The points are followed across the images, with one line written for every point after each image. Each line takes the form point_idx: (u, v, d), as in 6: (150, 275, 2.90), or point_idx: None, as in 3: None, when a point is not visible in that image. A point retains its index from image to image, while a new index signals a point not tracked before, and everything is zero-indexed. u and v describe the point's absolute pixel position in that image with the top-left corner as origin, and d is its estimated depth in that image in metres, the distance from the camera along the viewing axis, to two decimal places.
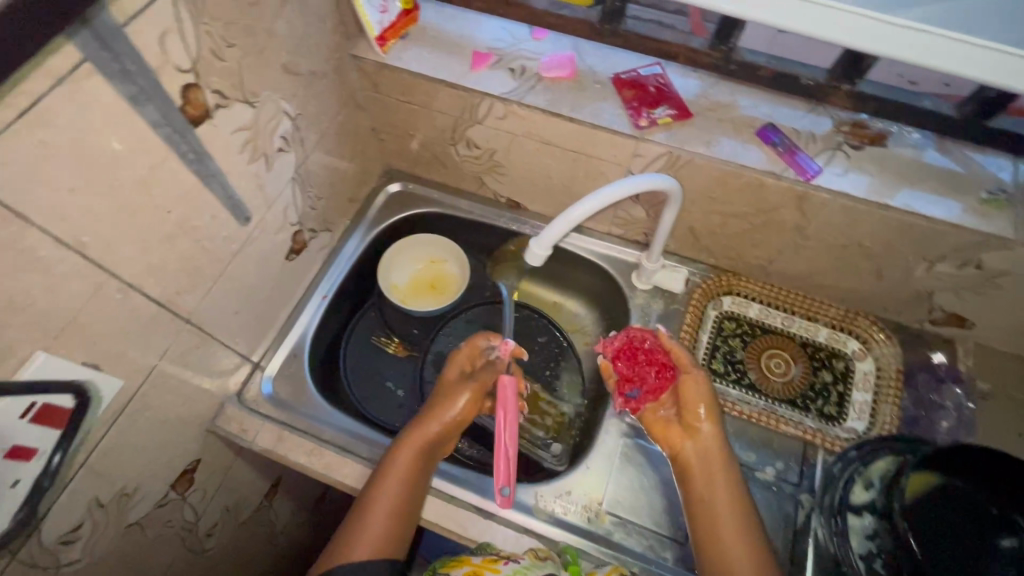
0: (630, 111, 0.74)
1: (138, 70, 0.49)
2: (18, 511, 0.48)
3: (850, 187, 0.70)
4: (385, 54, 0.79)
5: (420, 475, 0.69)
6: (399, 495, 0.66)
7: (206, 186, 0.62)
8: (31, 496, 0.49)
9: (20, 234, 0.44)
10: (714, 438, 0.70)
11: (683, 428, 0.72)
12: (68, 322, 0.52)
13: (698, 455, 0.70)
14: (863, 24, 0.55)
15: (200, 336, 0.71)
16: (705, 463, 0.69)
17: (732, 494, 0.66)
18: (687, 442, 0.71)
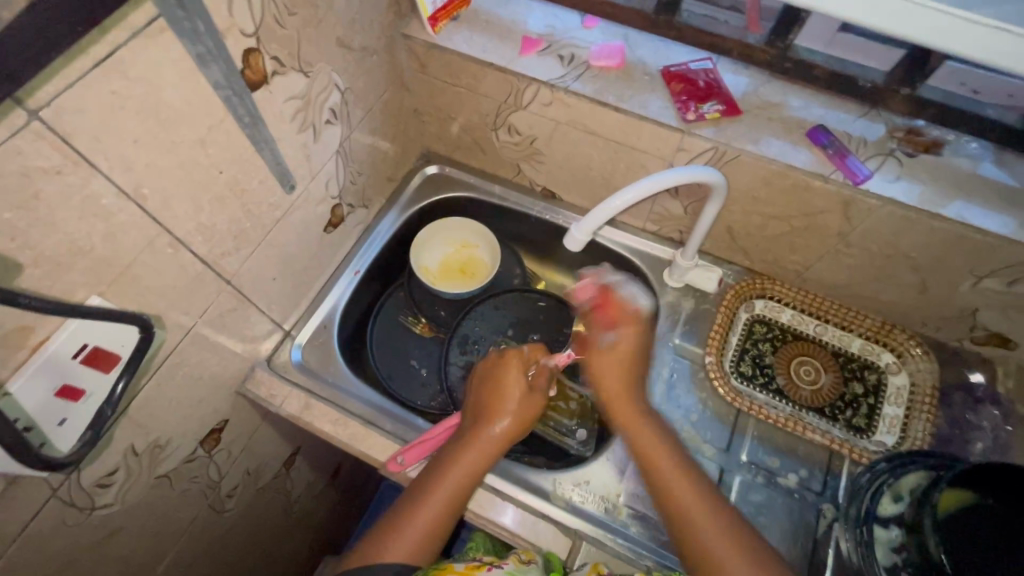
0: (678, 104, 0.74)
1: (206, 30, 0.50)
2: (87, 429, 0.53)
3: (900, 195, 0.68)
4: (436, 34, 0.80)
5: (465, 493, 0.66)
6: (443, 508, 0.64)
7: (257, 151, 0.63)
8: (96, 421, 0.53)
9: (87, 180, 0.46)
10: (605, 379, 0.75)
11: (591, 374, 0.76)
12: (122, 272, 0.53)
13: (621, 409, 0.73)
14: (934, 20, 0.55)
15: (239, 299, 0.73)
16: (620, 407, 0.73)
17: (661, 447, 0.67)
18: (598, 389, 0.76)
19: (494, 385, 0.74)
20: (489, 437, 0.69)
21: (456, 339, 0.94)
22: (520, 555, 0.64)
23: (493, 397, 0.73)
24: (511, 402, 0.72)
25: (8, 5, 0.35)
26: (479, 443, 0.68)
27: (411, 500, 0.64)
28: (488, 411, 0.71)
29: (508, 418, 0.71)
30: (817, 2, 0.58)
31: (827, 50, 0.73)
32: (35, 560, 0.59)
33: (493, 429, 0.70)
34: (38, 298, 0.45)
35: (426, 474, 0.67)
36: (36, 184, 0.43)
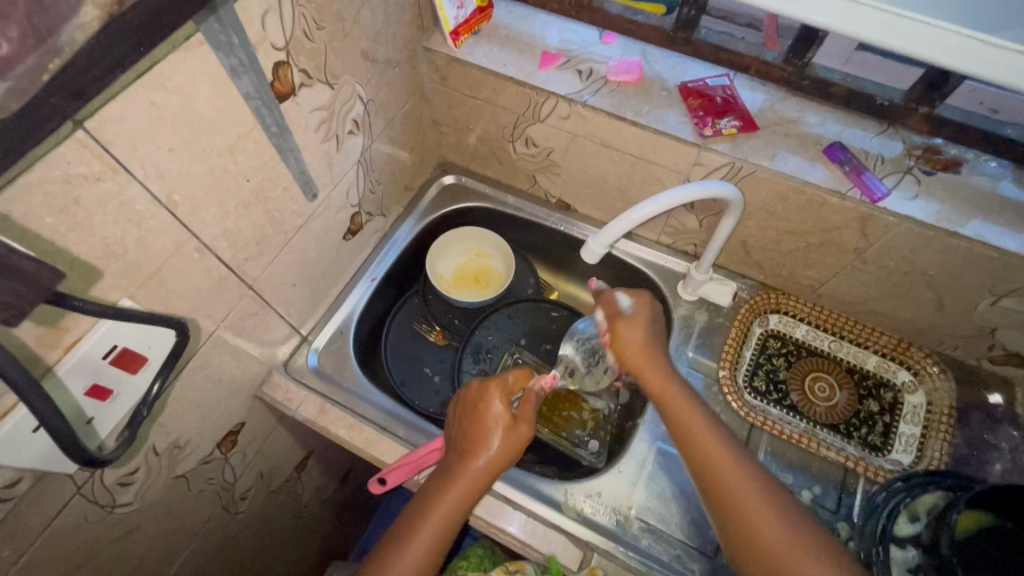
0: (695, 119, 0.75)
1: (240, 44, 0.52)
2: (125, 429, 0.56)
3: (918, 213, 0.68)
4: (457, 48, 0.81)
5: (459, 519, 0.64)
6: (436, 536, 0.63)
7: (283, 160, 0.65)
8: (133, 419, 0.57)
9: (123, 187, 0.48)
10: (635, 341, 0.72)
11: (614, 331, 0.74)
12: (151, 276, 0.55)
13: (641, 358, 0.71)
14: (955, 43, 0.56)
15: (260, 304, 0.74)
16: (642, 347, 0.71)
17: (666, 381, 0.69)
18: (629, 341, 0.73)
19: (475, 418, 0.68)
20: (470, 477, 0.65)
21: (470, 348, 0.95)
22: (507, 566, 0.73)
23: (473, 430, 0.68)
24: (493, 435, 0.67)
25: (84, 26, 0.38)
26: (467, 473, 0.65)
27: (399, 539, 0.63)
28: (469, 449, 0.66)
29: (490, 454, 0.66)
30: (829, 21, 0.58)
31: (844, 68, 0.74)
32: (57, 556, 0.60)
33: (474, 467, 0.65)
34: (88, 300, 0.47)
35: (412, 512, 0.65)
36: (77, 190, 0.44)
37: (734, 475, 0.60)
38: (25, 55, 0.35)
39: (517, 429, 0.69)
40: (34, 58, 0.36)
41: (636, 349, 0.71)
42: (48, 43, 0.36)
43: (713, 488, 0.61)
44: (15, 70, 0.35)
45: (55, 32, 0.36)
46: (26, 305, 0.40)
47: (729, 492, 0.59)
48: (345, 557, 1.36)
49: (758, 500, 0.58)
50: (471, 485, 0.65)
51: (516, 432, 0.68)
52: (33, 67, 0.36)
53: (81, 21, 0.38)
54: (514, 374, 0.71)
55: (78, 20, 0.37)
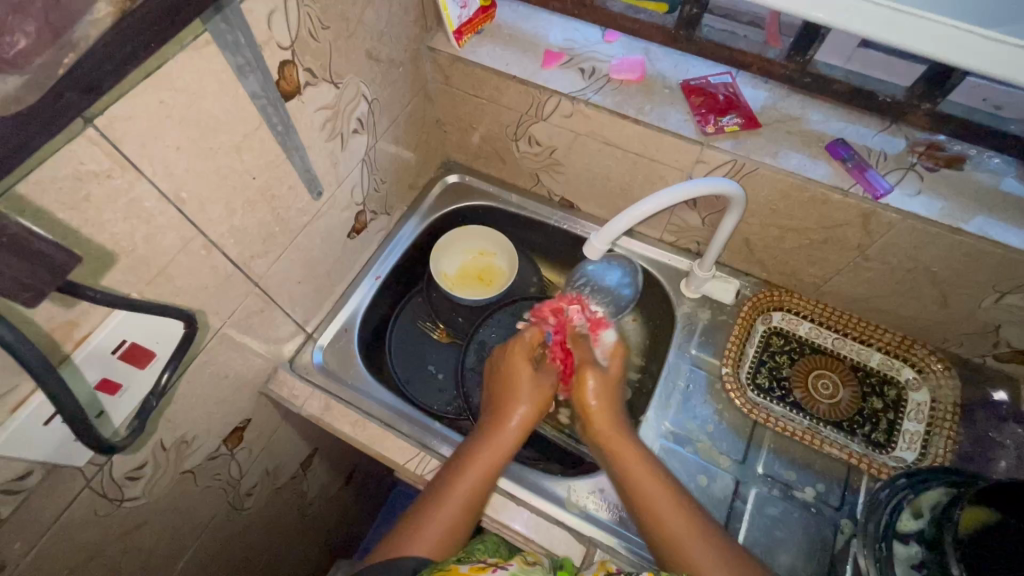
0: (697, 117, 0.75)
1: (247, 43, 0.52)
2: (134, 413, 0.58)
3: (921, 209, 0.68)
4: (461, 48, 0.82)
5: (493, 476, 0.66)
6: (469, 496, 0.64)
7: (288, 159, 0.66)
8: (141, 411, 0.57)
9: (132, 184, 0.49)
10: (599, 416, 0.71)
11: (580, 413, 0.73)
12: (159, 272, 0.56)
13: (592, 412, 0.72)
14: (957, 39, 0.56)
15: (266, 301, 0.75)
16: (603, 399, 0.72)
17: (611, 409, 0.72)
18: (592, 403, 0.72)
19: (503, 376, 0.74)
20: (501, 430, 0.69)
21: (473, 346, 0.96)
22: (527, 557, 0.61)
23: (506, 392, 0.73)
24: (525, 393, 0.72)
25: (97, 21, 0.38)
26: (502, 430, 0.69)
27: (430, 502, 0.63)
28: (502, 405, 0.72)
29: (524, 410, 0.71)
30: (831, 17, 0.58)
31: (846, 65, 0.74)
32: (66, 549, 0.61)
33: (508, 424, 0.70)
34: (99, 292, 0.48)
35: (444, 475, 0.66)
36: (89, 187, 0.45)
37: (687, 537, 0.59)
38: (42, 49, 0.36)
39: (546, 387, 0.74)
40: (50, 54, 0.36)
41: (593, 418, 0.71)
42: (64, 38, 0.37)
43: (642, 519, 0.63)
44: (32, 64, 0.36)
45: (69, 28, 0.37)
46: (46, 287, 0.40)
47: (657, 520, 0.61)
48: (350, 556, 1.37)
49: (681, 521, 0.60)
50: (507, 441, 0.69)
51: (547, 391, 0.74)
52: (49, 63, 0.37)
53: (94, 17, 0.38)
54: (530, 332, 0.77)
55: (92, 16, 0.38)
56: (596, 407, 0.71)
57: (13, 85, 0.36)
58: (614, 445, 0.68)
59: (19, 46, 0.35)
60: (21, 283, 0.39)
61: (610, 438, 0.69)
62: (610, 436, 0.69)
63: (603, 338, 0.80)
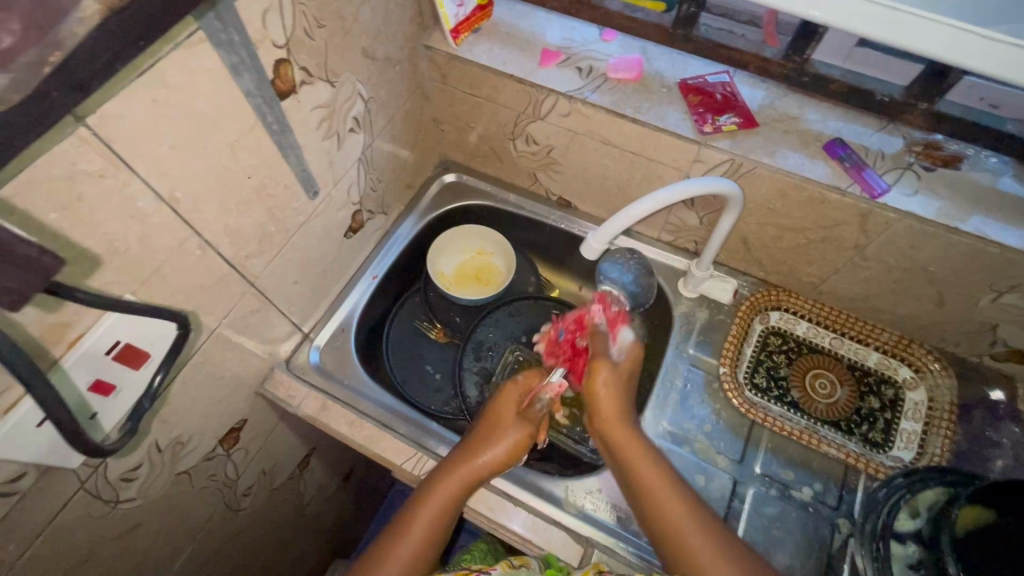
0: (695, 116, 0.75)
1: (241, 41, 0.52)
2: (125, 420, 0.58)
3: (919, 209, 0.68)
4: (457, 46, 0.82)
5: (456, 510, 0.65)
6: (430, 526, 0.63)
7: (284, 158, 0.65)
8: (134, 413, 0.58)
9: (125, 183, 0.48)
10: (609, 413, 0.70)
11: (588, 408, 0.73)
12: (154, 272, 0.55)
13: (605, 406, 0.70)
14: (957, 38, 0.56)
15: (262, 301, 0.75)
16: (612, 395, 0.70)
17: (619, 405, 0.70)
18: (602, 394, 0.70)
19: (489, 418, 0.72)
20: (472, 468, 0.66)
21: (471, 346, 0.96)
22: (511, 560, 0.66)
23: (486, 427, 0.71)
24: (503, 430, 0.70)
25: (84, 19, 0.38)
26: (470, 465, 0.67)
27: (395, 529, 0.63)
28: (477, 441, 0.69)
29: (497, 447, 0.68)
30: (831, 17, 0.58)
31: (844, 63, 0.73)
32: (61, 551, 0.61)
33: (477, 459, 0.67)
34: (89, 293, 0.47)
35: (410, 503, 0.65)
36: (80, 187, 0.45)
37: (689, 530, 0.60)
38: (26, 47, 0.35)
39: (530, 425, 0.71)
40: (35, 51, 0.36)
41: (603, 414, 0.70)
42: (51, 35, 0.36)
43: (653, 521, 0.63)
44: (16, 63, 0.35)
45: (56, 25, 0.36)
46: (28, 292, 0.40)
47: (667, 523, 0.61)
48: (347, 556, 1.37)
49: (692, 526, 0.60)
50: (475, 473, 0.67)
51: (528, 430, 0.70)
52: (35, 61, 0.36)
53: (81, 14, 0.38)
54: (525, 375, 0.76)
55: (78, 14, 0.37)
56: (604, 396, 0.70)
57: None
58: (624, 441, 0.67)
59: (4, 45, 0.34)
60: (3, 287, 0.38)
61: (617, 434, 0.68)
62: (616, 430, 0.69)
63: (620, 336, 0.76)
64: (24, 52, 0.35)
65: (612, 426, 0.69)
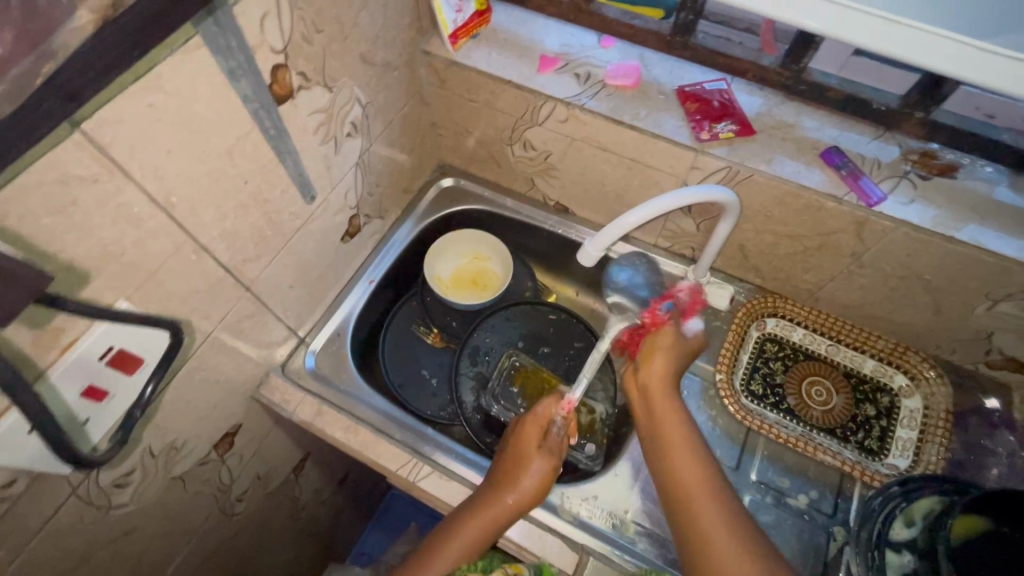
0: (692, 123, 0.75)
1: (238, 47, 0.52)
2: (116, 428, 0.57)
3: (914, 218, 0.68)
4: (456, 52, 0.82)
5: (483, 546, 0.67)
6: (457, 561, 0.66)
7: (280, 163, 0.65)
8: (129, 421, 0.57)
9: (121, 188, 0.48)
10: (659, 376, 0.69)
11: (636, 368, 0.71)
12: (148, 277, 0.55)
13: (658, 370, 0.69)
14: (949, 48, 0.56)
15: (258, 305, 0.74)
16: (666, 363, 0.69)
17: (665, 373, 0.69)
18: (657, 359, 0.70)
19: (514, 455, 0.72)
20: (500, 511, 0.67)
21: (467, 351, 0.96)
22: (506, 568, 0.66)
23: (513, 466, 0.71)
24: (528, 471, 0.69)
25: (79, 29, 0.38)
26: (497, 508, 0.67)
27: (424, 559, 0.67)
28: (504, 482, 0.69)
29: (522, 489, 0.68)
30: (827, 27, 0.58)
31: (841, 72, 0.74)
32: (53, 557, 0.60)
33: (505, 502, 0.67)
34: (85, 305, 0.48)
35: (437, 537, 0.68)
36: (75, 192, 0.45)
37: (703, 509, 0.59)
38: (19, 57, 0.36)
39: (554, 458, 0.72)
40: (27, 63, 0.36)
41: (653, 382, 0.69)
42: (43, 47, 0.37)
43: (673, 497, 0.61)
44: (8, 74, 0.36)
45: (50, 36, 0.37)
46: (14, 305, 0.40)
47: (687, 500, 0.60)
48: (342, 560, 1.36)
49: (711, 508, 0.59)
50: (503, 513, 0.67)
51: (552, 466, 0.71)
52: (27, 71, 0.36)
53: (75, 25, 0.38)
54: (544, 404, 0.75)
55: (74, 24, 0.38)
56: (658, 364, 0.69)
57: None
58: (664, 418, 0.66)
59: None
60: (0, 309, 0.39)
61: (658, 401, 0.67)
62: (659, 398, 0.67)
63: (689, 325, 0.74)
64: (17, 62, 0.36)
65: (657, 389, 0.68)
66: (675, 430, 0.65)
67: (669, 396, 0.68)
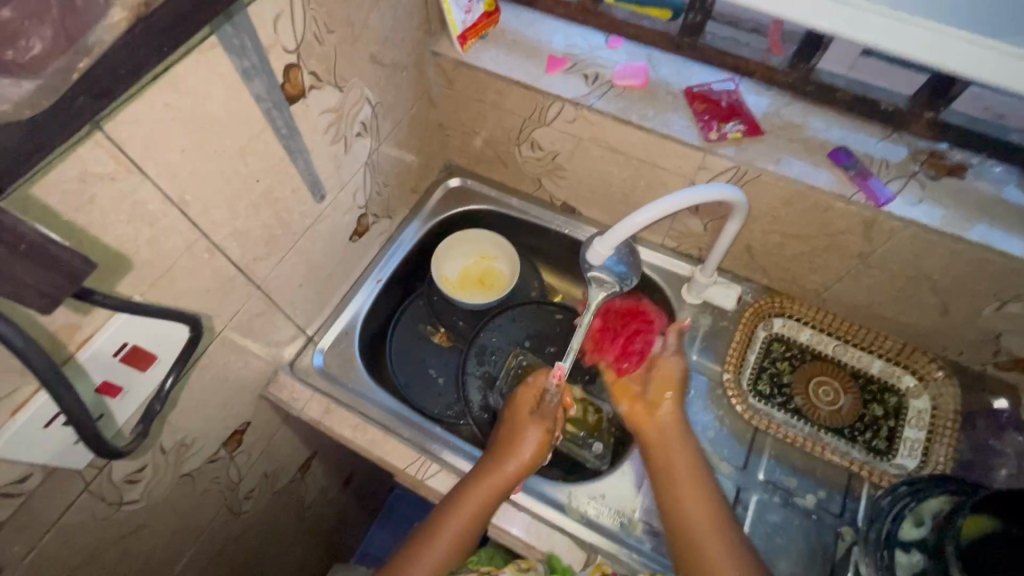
0: (700, 124, 0.75)
1: (252, 46, 0.53)
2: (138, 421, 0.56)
3: (923, 217, 0.68)
4: (464, 52, 0.82)
5: (484, 518, 0.67)
6: (460, 532, 0.66)
7: (291, 162, 0.66)
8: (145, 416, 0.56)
9: (136, 186, 0.48)
10: (669, 415, 0.72)
11: (647, 405, 0.73)
12: (162, 275, 0.55)
13: (668, 407, 0.73)
14: (956, 45, 0.56)
15: (268, 304, 0.75)
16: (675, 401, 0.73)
17: (672, 410, 0.72)
18: (667, 397, 0.73)
19: (510, 424, 0.74)
20: (502, 477, 0.69)
21: (474, 350, 0.96)
22: (518, 564, 0.72)
23: (510, 438, 0.73)
24: (526, 441, 0.72)
25: (112, 27, 0.38)
26: (498, 475, 0.69)
27: (425, 535, 0.66)
28: (503, 452, 0.71)
29: (521, 458, 0.70)
30: (834, 26, 0.59)
31: (849, 72, 0.75)
32: (65, 552, 0.61)
33: (505, 471, 0.69)
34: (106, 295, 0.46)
35: (437, 511, 0.68)
36: (93, 189, 0.45)
37: (707, 537, 0.62)
38: (57, 55, 0.36)
39: (552, 427, 0.73)
40: (65, 58, 0.36)
41: (662, 420, 0.72)
42: (80, 43, 0.37)
43: (676, 529, 0.65)
44: (47, 69, 0.36)
45: (86, 33, 0.37)
46: (61, 294, 0.40)
47: (691, 532, 0.63)
48: (347, 561, 1.36)
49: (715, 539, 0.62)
50: (504, 484, 0.69)
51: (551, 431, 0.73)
52: (64, 67, 0.37)
53: (109, 22, 0.38)
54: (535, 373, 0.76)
55: (107, 21, 0.38)
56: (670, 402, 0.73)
57: (28, 90, 0.36)
58: (669, 450, 0.69)
59: (35, 51, 0.35)
60: (33, 287, 0.39)
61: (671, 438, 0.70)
62: (668, 433, 0.71)
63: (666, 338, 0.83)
64: (54, 60, 0.36)
65: (668, 426, 0.71)
66: (684, 468, 0.68)
67: (676, 430, 0.71)
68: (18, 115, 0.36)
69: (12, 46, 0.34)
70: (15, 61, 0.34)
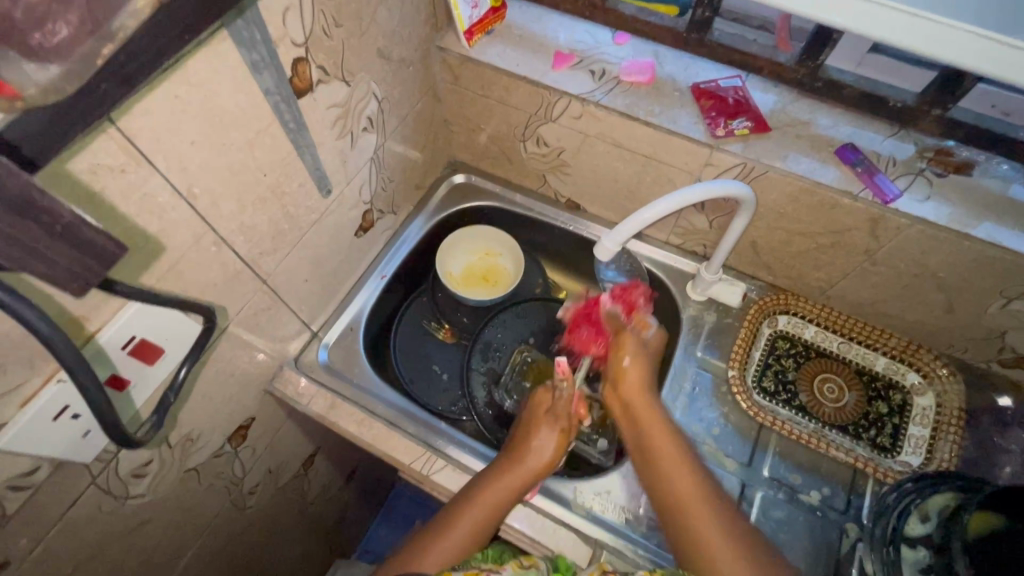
0: (708, 120, 0.75)
1: (261, 39, 0.52)
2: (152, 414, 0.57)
3: (930, 215, 0.69)
4: (471, 48, 0.82)
5: (501, 511, 0.68)
6: (475, 524, 0.66)
7: (299, 156, 0.66)
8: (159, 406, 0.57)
9: (146, 179, 0.48)
10: (636, 386, 0.73)
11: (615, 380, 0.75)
12: (169, 268, 0.55)
13: (636, 374, 0.74)
14: (971, 42, 0.56)
15: (273, 298, 0.75)
16: (639, 367, 0.74)
17: (644, 377, 0.74)
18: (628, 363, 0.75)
19: (524, 424, 0.76)
20: (523, 471, 0.70)
21: (479, 347, 0.96)
22: (522, 560, 0.65)
23: (529, 433, 0.74)
24: (545, 436, 0.73)
25: (136, 13, 0.36)
26: (519, 469, 0.70)
27: (440, 526, 0.67)
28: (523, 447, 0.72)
29: (540, 454, 0.71)
30: (852, 23, 0.59)
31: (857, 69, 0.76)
32: (71, 546, 0.61)
33: (526, 466, 0.70)
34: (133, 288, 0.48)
35: (453, 504, 0.68)
36: (103, 181, 0.45)
37: (692, 507, 0.62)
38: (82, 39, 0.34)
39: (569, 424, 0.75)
40: (89, 44, 0.35)
41: (632, 389, 0.73)
42: (103, 32, 0.35)
43: (663, 501, 0.65)
44: (72, 54, 0.34)
45: (111, 20, 0.35)
46: (91, 277, 0.40)
47: (679, 500, 0.63)
48: (348, 557, 1.36)
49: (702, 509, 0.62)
50: (524, 478, 0.70)
51: (569, 429, 0.75)
52: (90, 52, 0.35)
53: (134, 8, 0.36)
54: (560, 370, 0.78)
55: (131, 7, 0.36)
56: (630, 365, 0.75)
57: (53, 75, 0.34)
58: (643, 415, 0.70)
59: (62, 36, 0.33)
60: (69, 272, 0.38)
61: (647, 419, 0.70)
62: (640, 397, 0.72)
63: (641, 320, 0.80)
64: (80, 45, 0.34)
65: (637, 393, 0.72)
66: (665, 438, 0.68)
67: (649, 397, 0.72)
68: (45, 101, 0.36)
69: (42, 30, 0.32)
70: (42, 44, 0.32)
